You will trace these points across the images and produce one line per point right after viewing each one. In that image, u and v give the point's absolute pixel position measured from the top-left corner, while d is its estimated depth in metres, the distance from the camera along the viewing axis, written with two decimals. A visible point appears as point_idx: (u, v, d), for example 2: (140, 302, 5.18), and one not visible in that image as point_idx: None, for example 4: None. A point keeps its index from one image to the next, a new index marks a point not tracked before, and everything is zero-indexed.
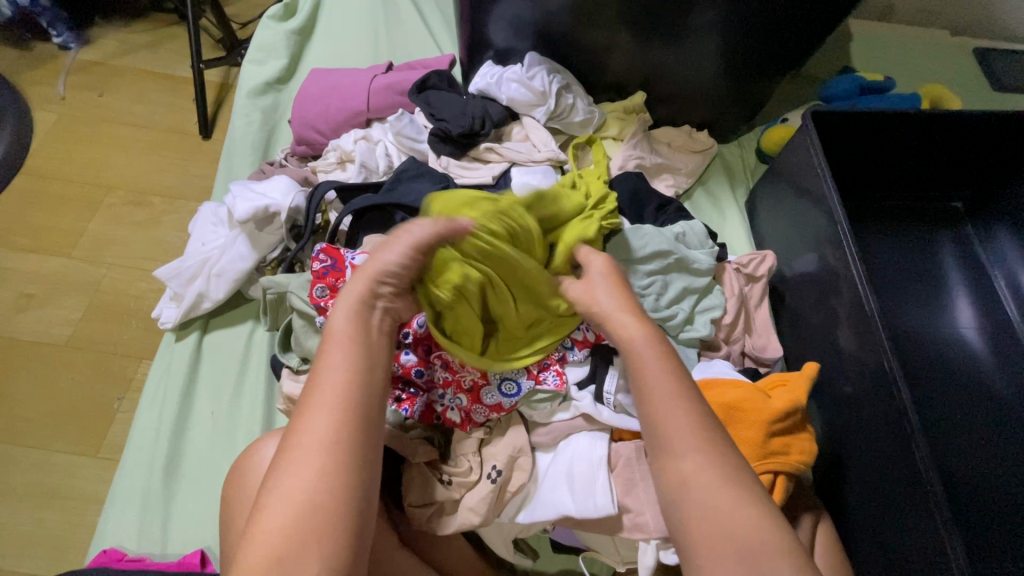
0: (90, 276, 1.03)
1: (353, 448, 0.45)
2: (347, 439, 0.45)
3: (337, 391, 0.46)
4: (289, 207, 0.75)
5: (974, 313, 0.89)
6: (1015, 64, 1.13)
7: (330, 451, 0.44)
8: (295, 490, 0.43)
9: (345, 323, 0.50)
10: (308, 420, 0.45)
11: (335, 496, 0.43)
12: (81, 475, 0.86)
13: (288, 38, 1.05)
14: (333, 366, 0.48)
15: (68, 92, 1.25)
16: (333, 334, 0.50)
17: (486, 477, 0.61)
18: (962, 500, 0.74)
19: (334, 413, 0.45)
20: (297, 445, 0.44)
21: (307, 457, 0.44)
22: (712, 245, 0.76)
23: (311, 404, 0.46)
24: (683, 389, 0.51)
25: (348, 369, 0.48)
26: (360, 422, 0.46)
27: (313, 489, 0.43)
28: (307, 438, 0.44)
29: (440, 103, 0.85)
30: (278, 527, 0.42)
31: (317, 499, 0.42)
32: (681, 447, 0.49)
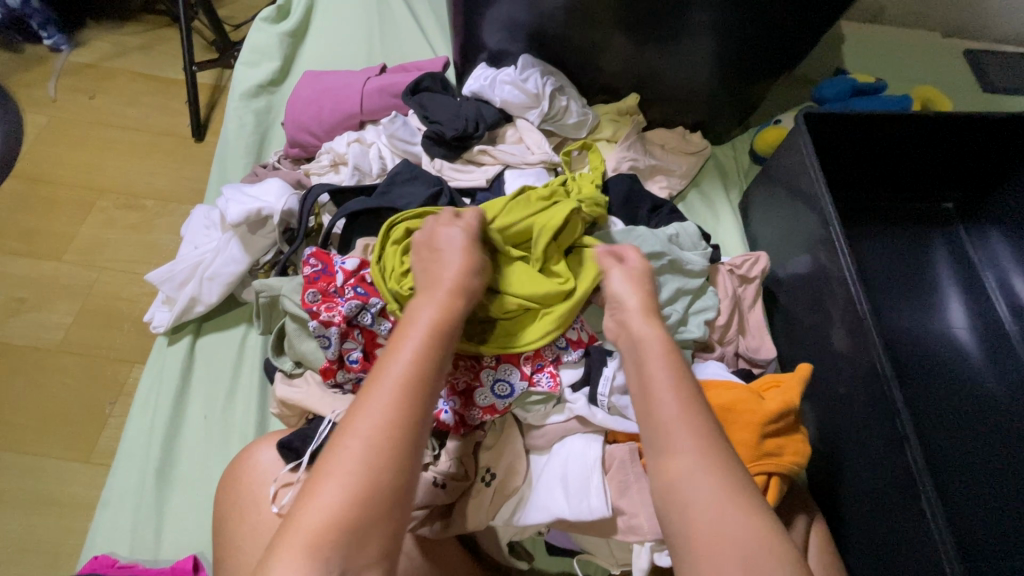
0: (82, 280, 1.02)
1: (407, 439, 0.45)
2: (406, 432, 0.45)
3: (400, 381, 0.47)
4: (282, 210, 0.74)
5: (966, 314, 0.90)
6: (1004, 66, 1.14)
7: (388, 437, 0.44)
8: (346, 473, 0.43)
9: (423, 316, 0.52)
10: (367, 403, 0.46)
11: (386, 487, 0.43)
12: (73, 481, 0.85)
13: (282, 40, 1.04)
14: (402, 355, 0.49)
15: (59, 94, 1.24)
16: (409, 325, 0.51)
17: (482, 480, 0.62)
18: (955, 500, 0.74)
19: (393, 400, 0.46)
20: (351, 438, 0.45)
21: (365, 441, 0.44)
22: (706, 246, 0.76)
23: (374, 387, 0.47)
24: (692, 396, 0.51)
25: (421, 364, 0.49)
26: (418, 415, 0.46)
27: (364, 474, 0.43)
28: (366, 420, 0.45)
29: (433, 106, 0.85)
30: (328, 505, 0.42)
31: (368, 485, 0.43)
32: (680, 444, 0.48)
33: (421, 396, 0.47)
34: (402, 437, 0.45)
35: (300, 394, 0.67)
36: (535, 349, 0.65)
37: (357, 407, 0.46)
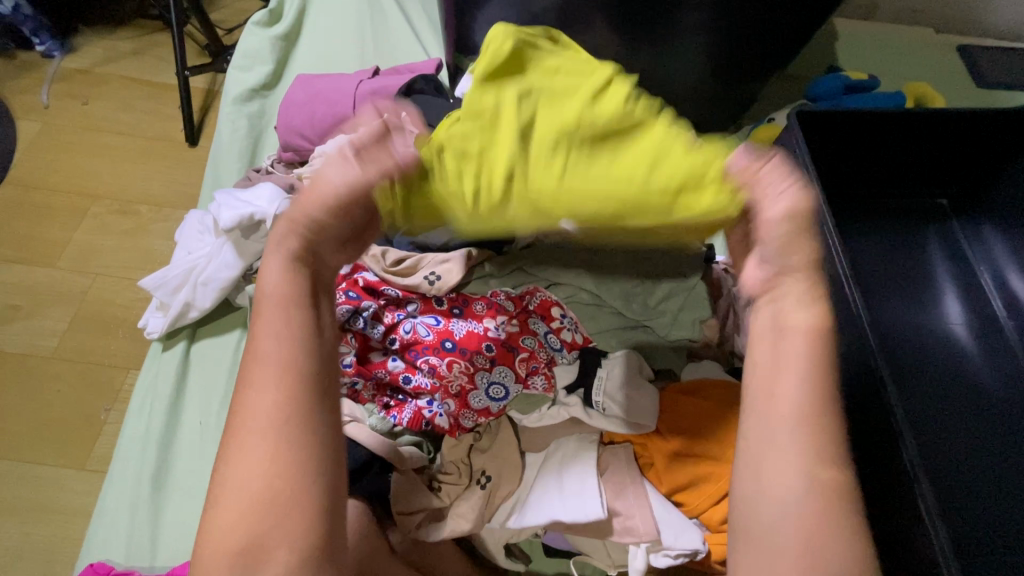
0: (76, 286, 1.02)
1: (280, 431, 0.41)
2: (277, 421, 0.41)
3: (270, 359, 0.43)
4: (275, 215, 0.74)
5: (962, 310, 0.90)
6: (997, 60, 1.14)
7: (260, 437, 0.41)
8: (244, 469, 0.41)
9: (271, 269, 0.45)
10: (238, 402, 0.43)
11: (273, 486, 0.40)
12: (69, 488, 0.85)
13: (274, 45, 1.04)
14: (261, 337, 0.43)
15: (51, 100, 1.24)
16: (261, 296, 0.45)
17: (476, 483, 0.61)
18: (951, 497, 0.75)
19: (257, 394, 0.42)
20: (242, 432, 0.42)
21: (240, 443, 0.41)
22: (701, 245, 0.74)
23: (244, 383, 0.43)
24: (827, 387, 0.42)
25: (285, 335, 0.43)
26: (285, 401, 0.42)
27: (248, 479, 0.41)
28: (240, 421, 0.42)
29: (426, 108, 0.84)
30: (220, 519, 0.41)
31: (258, 491, 0.40)
32: (785, 425, 0.42)
33: (285, 376, 0.42)
34: (271, 432, 0.41)
35: None
36: (530, 350, 0.65)
37: (230, 408, 0.43)
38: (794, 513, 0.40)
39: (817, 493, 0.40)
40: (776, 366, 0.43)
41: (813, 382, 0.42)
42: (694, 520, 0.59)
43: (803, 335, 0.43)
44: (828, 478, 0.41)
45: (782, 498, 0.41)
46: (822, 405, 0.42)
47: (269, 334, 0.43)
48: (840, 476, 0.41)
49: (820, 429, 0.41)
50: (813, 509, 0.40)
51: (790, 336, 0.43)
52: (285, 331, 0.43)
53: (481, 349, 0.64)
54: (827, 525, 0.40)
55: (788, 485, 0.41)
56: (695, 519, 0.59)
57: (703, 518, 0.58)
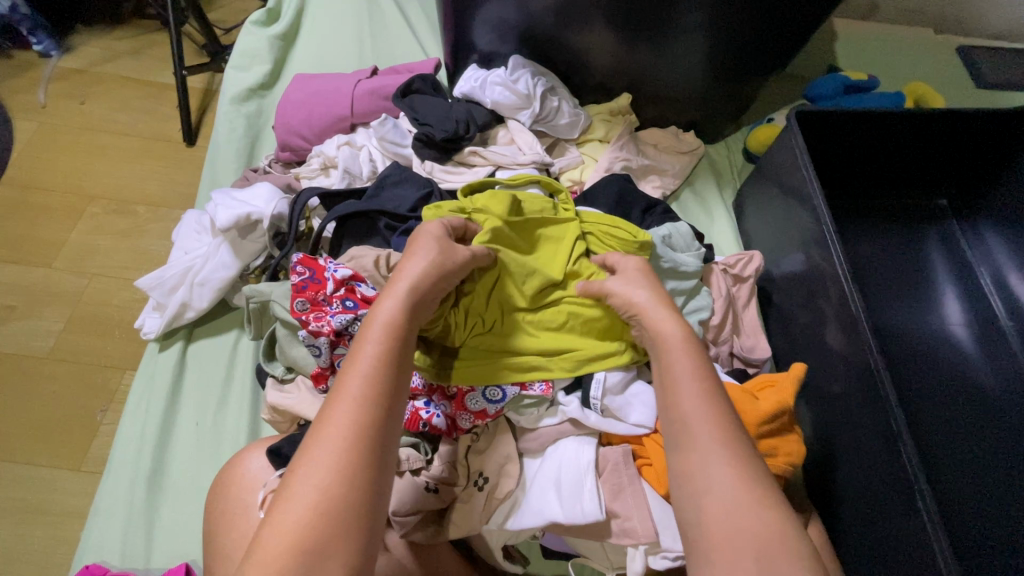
0: (72, 286, 1.02)
1: (377, 445, 0.44)
2: (375, 436, 0.44)
3: (367, 377, 0.46)
4: (272, 215, 0.74)
5: (961, 310, 0.90)
6: (997, 61, 1.14)
7: (357, 446, 0.43)
8: (323, 472, 0.42)
9: (386, 307, 0.50)
10: (332, 411, 0.45)
11: (358, 496, 0.42)
12: (64, 490, 0.85)
13: (272, 44, 1.04)
14: (366, 357, 0.47)
15: (48, 100, 1.23)
16: (369, 324, 0.49)
17: (474, 485, 0.61)
18: (951, 498, 0.74)
19: (356, 408, 0.44)
20: (325, 437, 0.43)
21: (330, 449, 0.43)
22: (699, 246, 0.76)
23: (339, 395, 0.45)
24: (713, 384, 0.51)
25: (385, 360, 0.47)
26: (384, 417, 0.45)
27: (334, 486, 0.41)
28: (334, 430, 0.43)
29: (424, 107, 0.84)
30: (298, 515, 0.40)
31: (337, 497, 0.41)
32: (693, 423, 0.49)
33: (387, 398, 0.46)
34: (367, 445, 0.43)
35: (291, 399, 0.67)
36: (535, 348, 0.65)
37: (322, 417, 0.45)
38: (722, 496, 0.45)
39: (732, 475, 0.46)
40: (666, 386, 0.52)
41: (701, 387, 0.51)
42: None
43: (679, 347, 0.53)
44: (737, 459, 0.47)
45: (708, 487, 0.46)
46: (716, 399, 0.50)
47: (375, 355, 0.47)
48: (750, 461, 0.47)
49: (723, 421, 0.48)
50: (733, 485, 0.45)
51: (669, 349, 0.54)
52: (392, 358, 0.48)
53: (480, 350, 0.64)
54: (751, 501, 0.44)
55: (709, 474, 0.46)
56: None
57: None
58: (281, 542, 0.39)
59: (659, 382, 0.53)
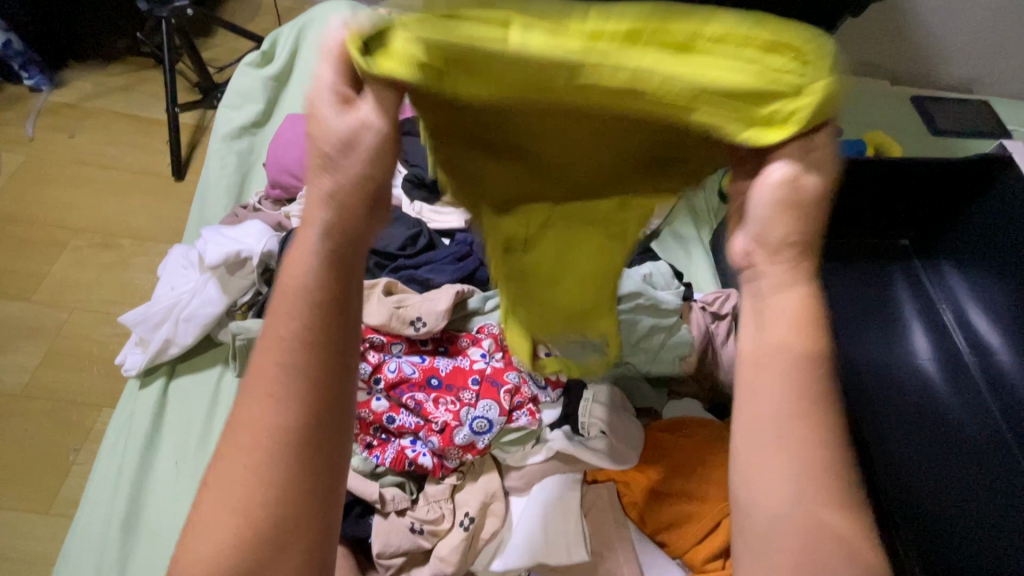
0: (52, 320, 1.00)
1: (307, 481, 0.34)
2: (301, 472, 0.33)
3: (265, 408, 0.33)
4: (262, 252, 0.75)
5: (926, 344, 0.94)
6: (946, 110, 1.22)
7: (279, 485, 0.33)
8: (223, 532, 0.33)
9: (295, 277, 0.34)
10: (228, 446, 0.34)
11: (272, 566, 0.33)
12: (30, 536, 0.81)
13: (266, 84, 1.07)
14: (270, 343, 0.33)
15: (36, 133, 1.24)
16: (275, 310, 0.34)
17: (459, 525, 0.60)
18: (927, 533, 0.75)
19: (252, 448, 0.33)
20: (220, 479, 0.34)
21: (226, 499, 0.33)
22: (678, 284, 0.79)
23: (235, 422, 0.34)
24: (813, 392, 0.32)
25: (291, 377, 0.33)
26: (302, 456, 0.33)
27: (232, 548, 0.33)
28: (230, 477, 0.33)
29: (414, 149, 0.87)
30: (206, 555, 0.33)
31: (239, 566, 0.33)
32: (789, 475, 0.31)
33: (304, 431, 0.33)
34: (276, 503, 0.33)
35: None
36: (515, 385, 0.65)
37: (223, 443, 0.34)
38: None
39: (837, 515, 0.31)
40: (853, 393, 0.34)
41: None
42: (677, 560, 0.60)
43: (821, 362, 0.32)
44: None
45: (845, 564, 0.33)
46: None
47: (271, 351, 0.33)
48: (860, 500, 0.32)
49: None
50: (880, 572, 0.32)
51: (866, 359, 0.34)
52: (304, 353, 0.33)
53: (467, 384, 0.64)
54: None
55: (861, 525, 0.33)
56: (677, 560, 0.60)
57: (686, 558, 0.59)
58: None
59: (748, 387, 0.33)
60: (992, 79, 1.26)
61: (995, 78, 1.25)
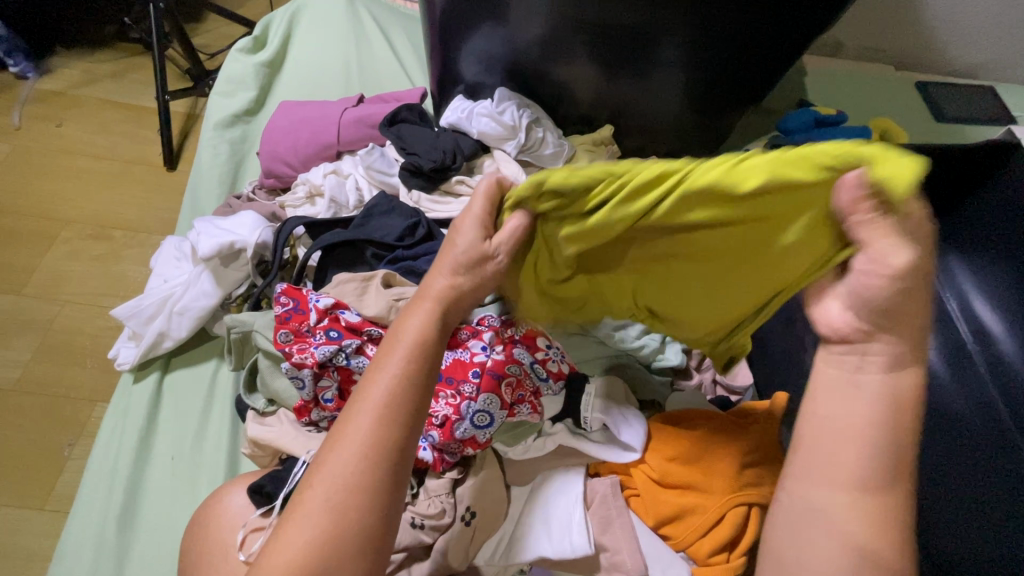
0: (43, 313, 0.99)
1: (382, 476, 0.45)
2: (380, 470, 0.45)
3: (383, 401, 0.46)
4: (256, 243, 0.73)
5: (931, 333, 0.93)
6: (951, 96, 1.20)
7: (362, 476, 0.44)
8: (336, 485, 0.44)
9: (411, 324, 0.49)
10: (351, 422, 0.46)
11: (366, 519, 0.44)
12: (25, 531, 0.80)
13: (258, 71, 1.04)
14: (387, 369, 0.47)
15: (24, 122, 1.21)
16: (394, 339, 0.49)
17: (460, 519, 0.59)
18: (929, 524, 0.75)
19: (372, 427, 0.45)
20: (341, 441, 0.45)
21: (347, 458, 0.45)
22: None
23: (357, 405, 0.47)
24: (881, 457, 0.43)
25: (402, 382, 0.47)
26: (397, 440, 0.46)
27: (345, 500, 0.44)
28: (349, 441, 0.45)
29: (411, 136, 0.85)
30: (320, 509, 0.43)
31: (350, 513, 0.43)
32: (828, 480, 0.44)
33: (396, 422, 0.46)
34: (377, 470, 0.45)
35: (272, 433, 0.65)
36: (517, 377, 0.62)
37: (344, 423, 0.46)
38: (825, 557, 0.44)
39: (843, 499, 0.43)
40: (835, 427, 0.45)
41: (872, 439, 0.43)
42: (681, 553, 0.59)
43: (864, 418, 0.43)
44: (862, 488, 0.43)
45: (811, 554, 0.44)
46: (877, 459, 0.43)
47: (389, 380, 0.47)
48: (891, 505, 0.43)
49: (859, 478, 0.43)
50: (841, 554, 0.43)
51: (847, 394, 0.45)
52: (410, 382, 0.47)
53: (467, 377, 0.61)
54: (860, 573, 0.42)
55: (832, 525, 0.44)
56: (682, 553, 0.59)
57: (690, 552, 0.58)
58: (289, 548, 0.42)
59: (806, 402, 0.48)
60: (998, 65, 1.24)
61: (1000, 63, 1.23)
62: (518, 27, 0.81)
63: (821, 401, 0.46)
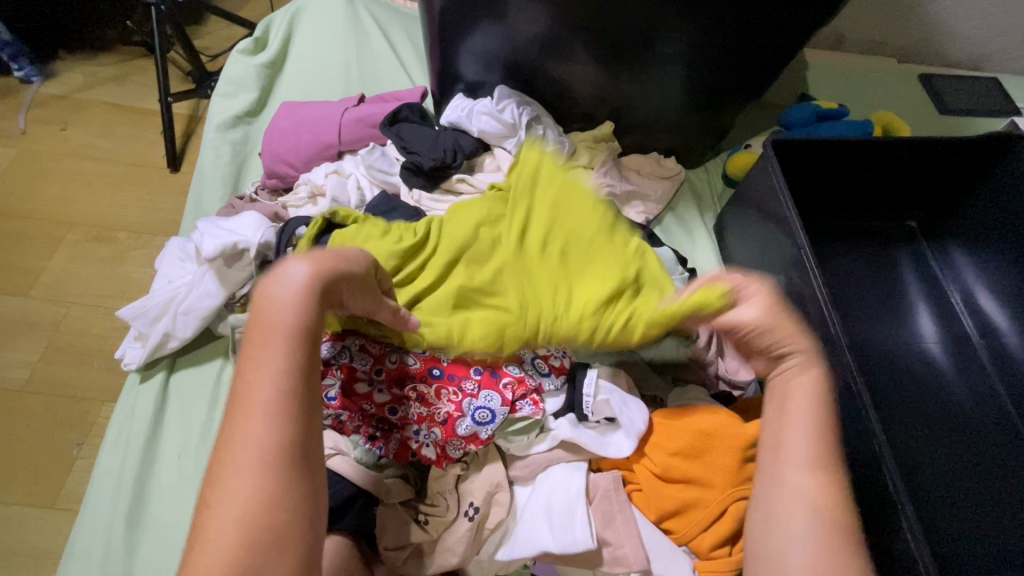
0: (50, 315, 1.00)
1: (281, 485, 0.40)
2: (283, 468, 0.40)
3: (271, 398, 0.42)
4: (259, 244, 0.73)
5: (935, 326, 0.92)
6: (954, 88, 1.20)
7: (261, 478, 0.40)
8: (238, 500, 0.39)
9: (280, 307, 0.45)
10: (238, 432, 0.41)
11: (283, 522, 0.39)
12: (36, 530, 0.81)
13: (259, 72, 1.05)
14: (269, 366, 0.43)
15: (28, 126, 1.22)
16: (268, 329, 0.45)
17: (463, 515, 0.60)
18: (931, 517, 0.75)
19: (262, 428, 0.41)
20: (234, 454, 0.41)
21: (241, 469, 0.40)
22: (682, 270, 0.78)
23: (242, 412, 0.42)
24: (829, 430, 0.54)
25: (285, 371, 0.43)
26: (295, 430, 0.42)
27: (248, 512, 0.39)
28: (241, 451, 0.40)
29: (412, 136, 0.86)
30: (225, 531, 0.39)
31: (256, 523, 0.39)
32: (798, 462, 0.52)
33: (291, 411, 0.42)
34: (277, 470, 0.40)
35: None
36: (518, 376, 0.64)
37: (231, 436, 0.41)
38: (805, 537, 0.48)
39: (807, 478, 0.51)
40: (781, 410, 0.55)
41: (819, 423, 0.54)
42: (683, 547, 0.59)
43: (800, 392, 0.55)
44: (822, 463, 0.52)
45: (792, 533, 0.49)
46: (824, 437, 0.53)
47: (272, 375, 0.43)
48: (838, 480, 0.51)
49: (821, 450, 0.52)
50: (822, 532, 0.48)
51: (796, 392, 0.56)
52: (298, 374, 0.43)
53: (469, 374, 0.63)
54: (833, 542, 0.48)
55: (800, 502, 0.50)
56: (684, 548, 0.59)
57: (692, 545, 0.59)
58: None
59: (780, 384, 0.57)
60: (1001, 56, 1.23)
61: (1004, 54, 1.22)
62: (518, 25, 0.81)
63: (792, 382, 0.56)
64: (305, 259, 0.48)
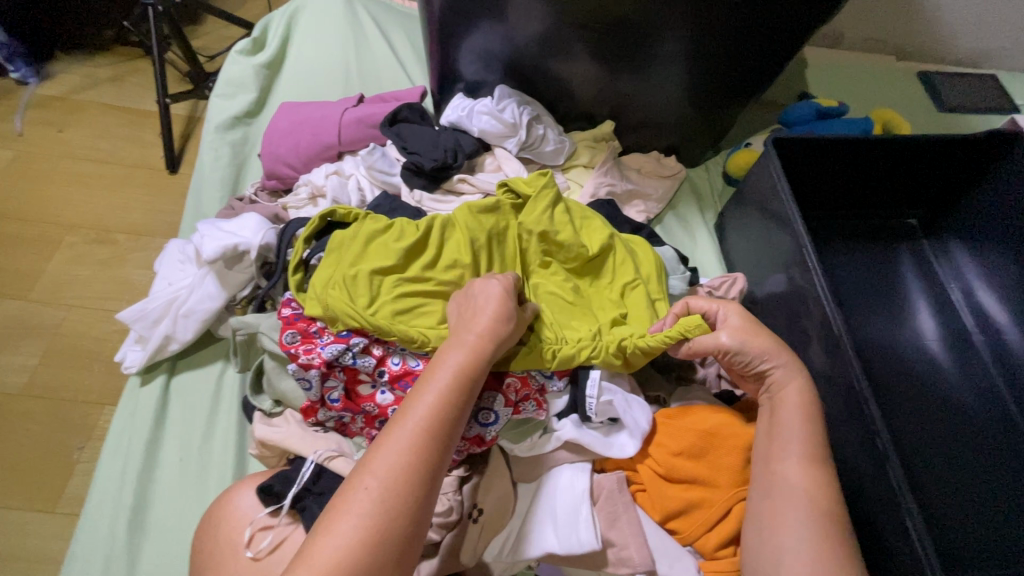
0: (49, 318, 0.99)
1: (409, 504, 0.46)
2: (412, 494, 0.47)
3: (418, 429, 0.49)
4: (259, 246, 0.73)
5: (935, 323, 0.92)
6: (953, 85, 1.20)
7: (392, 494, 0.46)
8: (366, 507, 0.45)
9: (450, 359, 0.53)
10: (381, 451, 0.48)
11: (394, 536, 0.45)
12: (37, 534, 0.81)
13: (257, 72, 1.04)
14: (422, 404, 0.50)
15: (26, 128, 1.22)
16: (431, 374, 0.53)
17: (469, 518, 0.61)
18: (934, 515, 0.75)
19: (405, 452, 0.48)
20: (374, 466, 0.47)
21: (379, 482, 0.46)
22: (683, 269, 0.78)
23: (390, 436, 0.49)
24: (815, 436, 0.57)
25: (438, 410, 0.50)
26: (426, 466, 0.48)
27: (372, 520, 0.45)
28: (381, 465, 0.47)
29: (412, 136, 0.85)
30: (347, 531, 0.44)
31: (377, 532, 0.44)
32: (790, 455, 0.55)
33: (428, 447, 0.49)
34: (404, 493, 0.46)
35: (279, 433, 0.65)
36: (522, 376, 0.63)
37: (375, 450, 0.48)
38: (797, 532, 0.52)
39: (801, 472, 0.54)
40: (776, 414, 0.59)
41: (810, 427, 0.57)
42: (688, 548, 0.59)
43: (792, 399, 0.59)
44: (813, 459, 0.55)
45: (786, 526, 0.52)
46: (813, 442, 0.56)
47: (427, 409, 0.50)
48: (828, 478, 0.55)
49: (812, 454, 0.56)
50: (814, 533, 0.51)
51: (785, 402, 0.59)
52: (447, 418, 0.50)
53: None
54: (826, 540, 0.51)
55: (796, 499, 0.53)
56: (689, 548, 0.59)
57: (697, 545, 0.58)
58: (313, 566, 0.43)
59: (769, 400, 0.61)
60: (1000, 53, 1.23)
61: (1002, 50, 1.22)
62: (518, 25, 0.81)
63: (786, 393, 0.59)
64: (477, 323, 0.56)
